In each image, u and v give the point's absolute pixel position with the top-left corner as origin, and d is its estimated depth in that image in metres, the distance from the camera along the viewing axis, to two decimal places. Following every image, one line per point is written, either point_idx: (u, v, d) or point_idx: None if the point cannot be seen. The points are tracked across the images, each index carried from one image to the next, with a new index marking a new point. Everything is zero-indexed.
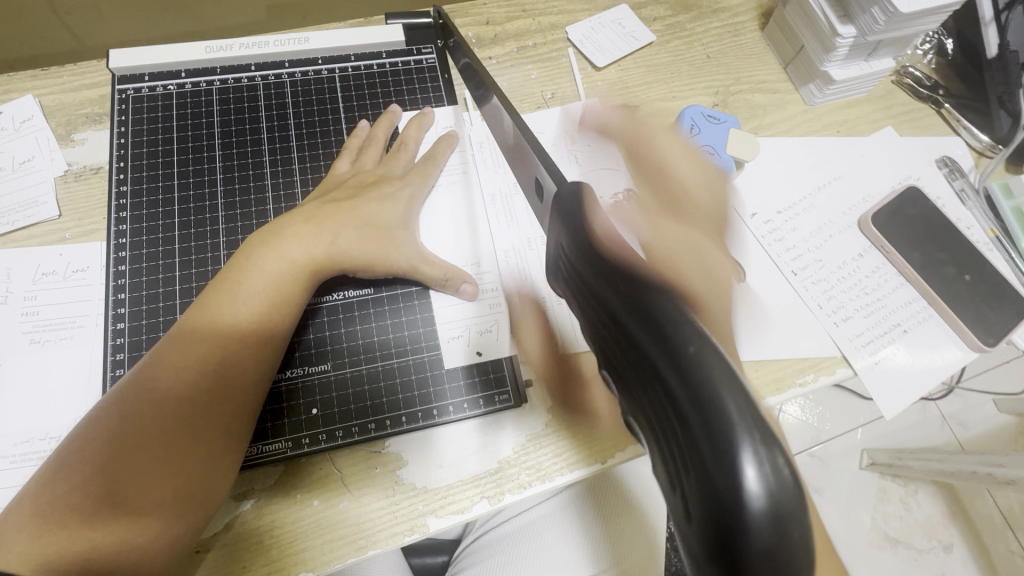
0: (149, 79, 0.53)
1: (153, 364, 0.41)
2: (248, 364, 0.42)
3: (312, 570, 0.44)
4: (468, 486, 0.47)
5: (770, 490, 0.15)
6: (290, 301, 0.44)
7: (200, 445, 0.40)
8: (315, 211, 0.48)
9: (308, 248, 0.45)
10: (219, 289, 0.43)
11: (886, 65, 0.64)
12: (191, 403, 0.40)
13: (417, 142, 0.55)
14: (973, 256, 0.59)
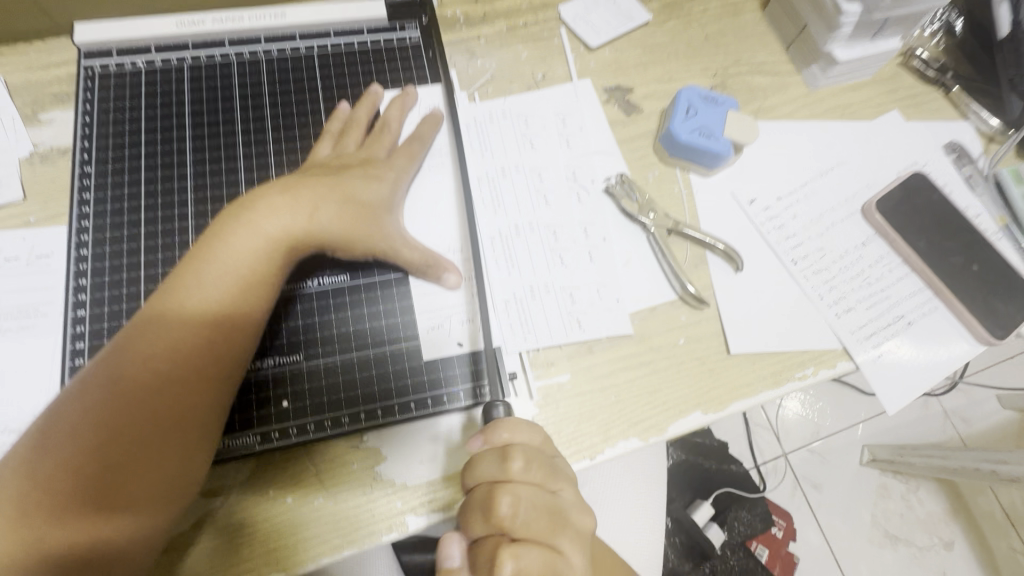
0: (117, 54, 0.51)
1: (119, 349, 0.38)
2: (221, 353, 0.40)
3: (284, 570, 0.42)
4: (449, 484, 0.45)
5: None
6: (264, 283, 0.41)
7: (172, 442, 0.38)
8: (294, 183, 0.44)
9: (283, 224, 0.42)
10: (186, 270, 0.40)
11: (893, 45, 0.61)
12: (160, 397, 0.38)
13: (399, 123, 0.52)
14: (982, 245, 0.57)
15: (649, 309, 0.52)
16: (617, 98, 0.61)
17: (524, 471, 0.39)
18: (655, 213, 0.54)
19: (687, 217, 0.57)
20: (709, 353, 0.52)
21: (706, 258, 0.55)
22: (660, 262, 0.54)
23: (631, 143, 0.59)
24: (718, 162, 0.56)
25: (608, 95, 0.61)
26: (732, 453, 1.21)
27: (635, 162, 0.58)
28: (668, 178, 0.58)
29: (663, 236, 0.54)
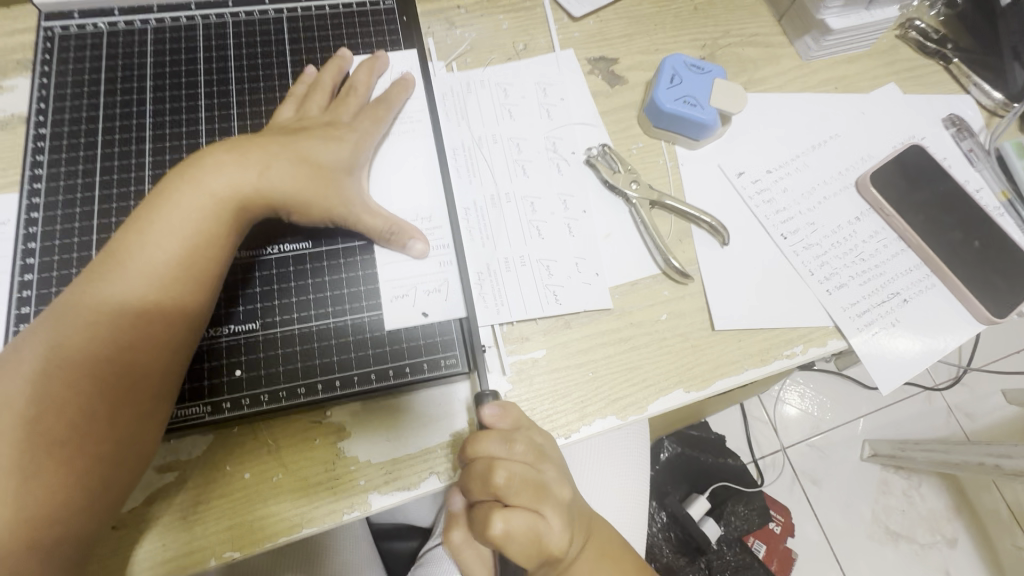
0: (78, 16, 0.49)
1: (62, 317, 0.37)
2: (174, 318, 0.38)
3: (240, 549, 0.40)
4: (416, 462, 0.43)
5: None
6: (215, 247, 0.40)
7: (121, 410, 0.36)
8: (242, 142, 0.43)
9: (229, 181, 0.40)
10: (132, 234, 0.39)
11: (889, 14, 0.58)
12: (108, 363, 0.36)
13: (367, 88, 0.50)
14: (983, 221, 0.54)
15: (631, 284, 0.50)
16: (601, 69, 0.59)
17: (517, 446, 0.38)
18: (638, 183, 0.52)
19: (672, 190, 0.54)
20: (692, 330, 0.49)
21: (691, 233, 0.52)
22: (642, 236, 0.52)
23: (615, 115, 0.57)
24: (705, 133, 0.54)
25: (591, 66, 0.59)
26: (729, 447, 1.18)
27: (617, 134, 0.56)
28: (652, 150, 0.56)
29: (645, 208, 0.52)
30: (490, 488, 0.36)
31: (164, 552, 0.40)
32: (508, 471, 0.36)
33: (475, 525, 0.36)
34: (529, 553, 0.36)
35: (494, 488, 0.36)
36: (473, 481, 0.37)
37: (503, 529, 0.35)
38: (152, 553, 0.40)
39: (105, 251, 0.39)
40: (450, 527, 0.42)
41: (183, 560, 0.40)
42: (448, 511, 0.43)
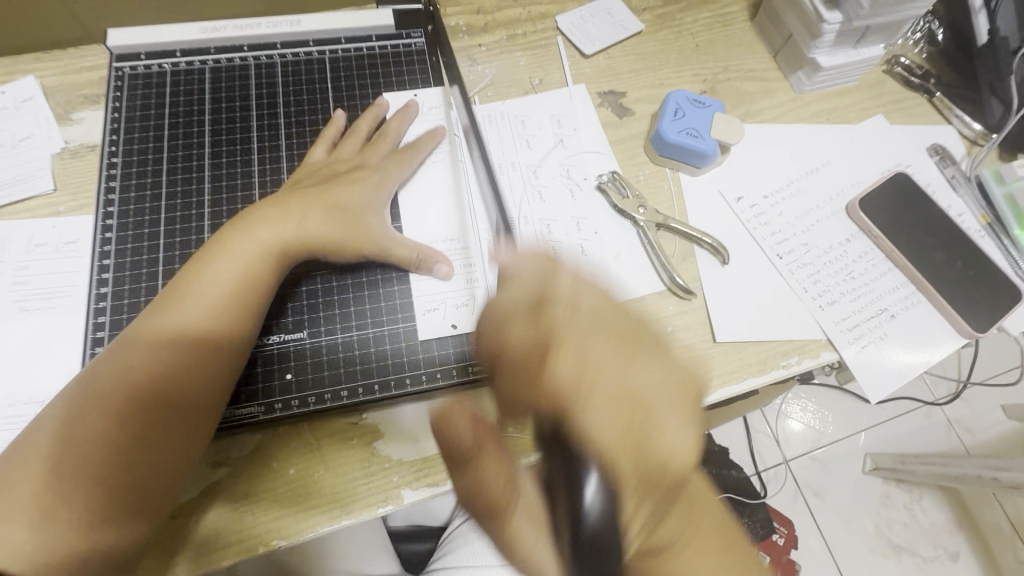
0: (146, 57, 0.56)
1: (126, 343, 0.42)
2: (224, 348, 0.44)
3: (285, 537, 0.44)
4: (444, 460, 0.47)
5: (604, 512, 0.31)
6: (258, 284, 0.46)
7: (172, 427, 0.41)
8: (285, 196, 0.49)
9: (275, 230, 0.47)
10: (190, 275, 0.45)
11: (875, 52, 0.64)
12: (167, 385, 0.41)
13: (398, 134, 0.56)
14: (965, 243, 0.59)
15: (638, 300, 0.55)
16: (611, 102, 0.64)
17: (576, 310, 0.38)
18: (645, 209, 0.57)
19: (676, 213, 0.59)
20: (695, 342, 0.54)
21: (694, 252, 0.57)
22: (650, 256, 0.56)
23: (624, 144, 0.62)
24: (706, 161, 0.59)
25: (601, 99, 0.64)
26: (732, 458, 1.22)
27: (626, 161, 0.61)
28: (657, 176, 0.61)
29: (652, 230, 0.56)
30: (543, 317, 0.38)
31: (217, 538, 0.44)
32: (564, 302, 0.38)
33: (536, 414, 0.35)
34: (615, 429, 0.34)
35: (547, 318, 0.38)
36: (526, 370, 0.37)
37: (569, 371, 0.35)
38: (203, 544, 0.43)
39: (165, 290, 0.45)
40: (483, 476, 0.36)
41: (233, 547, 0.44)
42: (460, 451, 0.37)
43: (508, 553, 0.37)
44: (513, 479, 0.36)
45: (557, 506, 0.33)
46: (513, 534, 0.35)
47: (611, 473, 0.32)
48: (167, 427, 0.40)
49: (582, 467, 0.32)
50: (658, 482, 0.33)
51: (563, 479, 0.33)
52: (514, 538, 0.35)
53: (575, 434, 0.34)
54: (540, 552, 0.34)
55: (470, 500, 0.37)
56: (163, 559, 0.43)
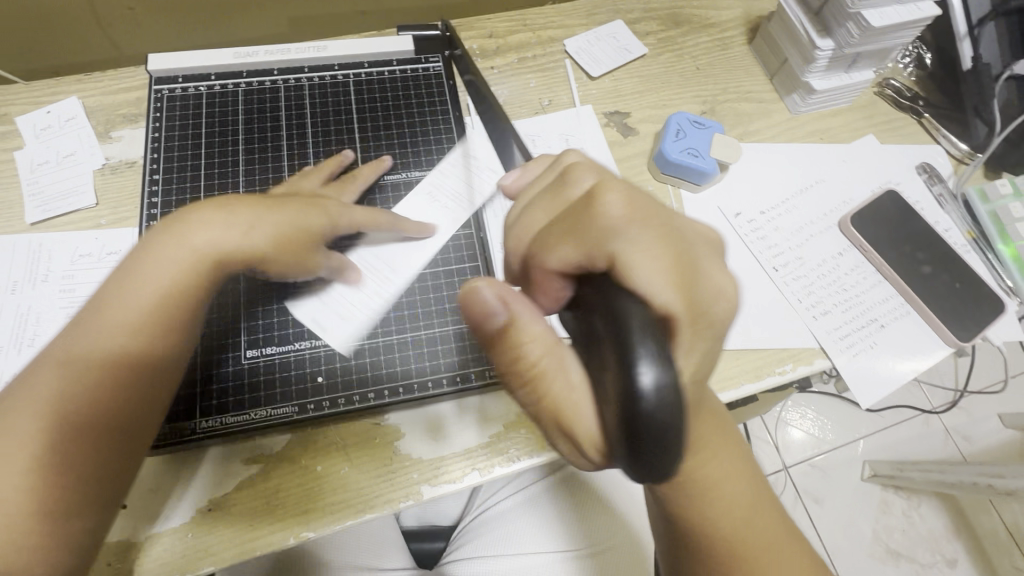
0: (182, 80, 0.60)
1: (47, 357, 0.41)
2: (151, 360, 0.43)
3: (314, 530, 0.47)
4: (461, 459, 0.51)
5: (657, 387, 0.26)
6: (190, 294, 0.44)
7: (101, 444, 0.40)
8: (227, 202, 0.47)
9: (212, 239, 0.45)
10: (118, 285, 0.43)
11: (866, 76, 0.68)
12: (85, 408, 0.40)
13: (367, 178, 0.58)
14: (951, 257, 0.62)
15: None
16: (616, 122, 0.68)
17: (604, 178, 0.37)
18: None
19: None
20: None
21: None
22: None
23: (628, 162, 0.66)
24: (705, 179, 0.63)
25: (607, 119, 0.68)
26: None
27: (631, 178, 0.65)
28: (660, 193, 0.64)
29: None
30: (569, 192, 0.37)
31: (249, 531, 0.47)
32: (590, 173, 0.38)
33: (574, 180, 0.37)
34: (662, 273, 0.32)
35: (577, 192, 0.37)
36: (568, 220, 0.35)
37: (614, 212, 0.33)
38: (236, 534, 0.47)
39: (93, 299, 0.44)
40: (523, 346, 0.33)
41: (265, 539, 0.47)
42: (523, 220, 0.39)
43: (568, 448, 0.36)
44: (554, 343, 0.34)
45: (606, 377, 0.29)
46: (556, 401, 0.34)
47: (652, 322, 0.28)
48: (95, 445, 0.40)
49: (624, 296, 0.30)
50: (704, 332, 0.33)
51: (603, 312, 0.30)
52: (555, 411, 0.34)
53: (622, 269, 0.32)
54: (585, 426, 0.32)
55: (511, 376, 0.35)
56: (200, 548, 0.46)
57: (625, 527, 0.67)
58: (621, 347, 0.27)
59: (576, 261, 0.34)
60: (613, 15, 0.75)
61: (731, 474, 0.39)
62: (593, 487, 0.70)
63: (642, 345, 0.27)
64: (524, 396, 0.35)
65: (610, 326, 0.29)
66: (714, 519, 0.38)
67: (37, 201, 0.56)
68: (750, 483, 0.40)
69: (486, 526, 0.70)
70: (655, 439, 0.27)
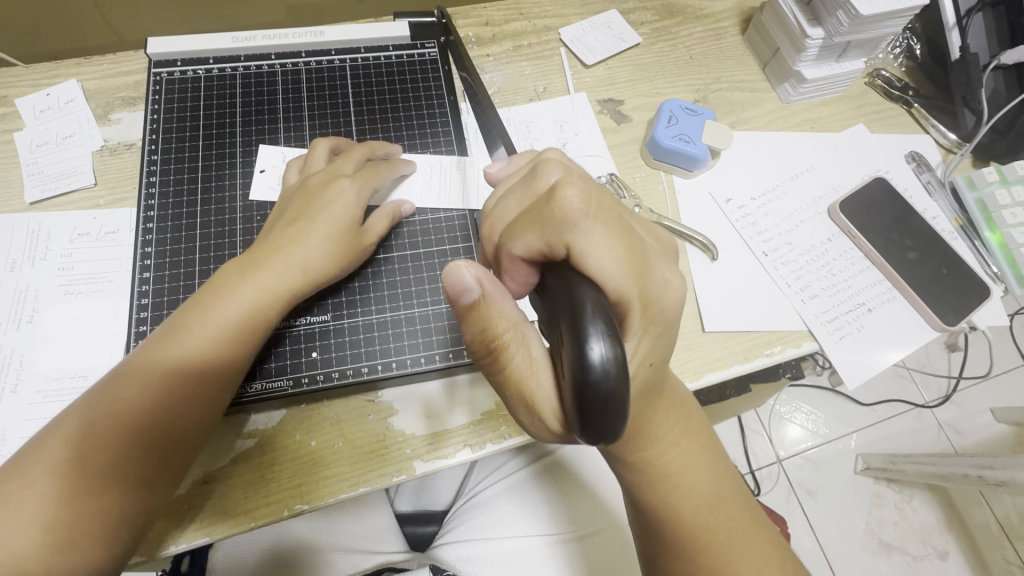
0: (181, 64, 0.61)
1: (124, 376, 0.42)
2: (217, 382, 0.45)
3: (308, 502, 0.48)
4: (453, 435, 0.52)
5: (607, 361, 0.26)
6: (261, 324, 0.47)
7: (166, 461, 0.42)
8: (285, 228, 0.49)
9: (281, 275, 0.47)
10: (193, 309, 0.45)
11: (856, 66, 0.68)
12: (147, 423, 0.41)
13: (372, 153, 0.57)
14: (938, 243, 0.63)
15: None
16: (609, 109, 0.69)
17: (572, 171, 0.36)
18: (640, 207, 0.61)
19: (669, 212, 0.64)
20: (686, 331, 0.58)
21: (686, 249, 0.62)
22: None
23: (621, 149, 0.67)
24: (697, 165, 0.64)
25: (601, 106, 0.69)
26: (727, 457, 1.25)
27: (623, 164, 0.66)
28: (652, 179, 0.65)
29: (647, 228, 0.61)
30: (538, 185, 0.35)
31: (245, 503, 0.48)
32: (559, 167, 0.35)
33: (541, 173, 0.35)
34: (620, 262, 0.31)
35: (544, 185, 0.34)
36: (532, 206, 0.33)
37: (577, 199, 0.31)
38: (232, 507, 0.47)
39: (171, 320, 0.46)
40: (489, 319, 0.33)
41: (260, 511, 0.48)
42: (490, 214, 0.37)
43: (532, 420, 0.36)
44: (519, 321, 0.35)
45: (562, 356, 0.29)
46: (516, 372, 0.34)
47: (604, 307, 0.28)
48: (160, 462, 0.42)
49: (579, 283, 0.29)
50: (653, 319, 0.33)
51: (560, 298, 0.30)
52: (516, 380, 0.34)
53: (578, 259, 0.30)
54: (545, 398, 0.34)
55: (474, 348, 0.35)
56: (196, 519, 0.47)
57: (609, 515, 0.66)
58: (574, 324, 0.27)
59: (539, 249, 0.33)
60: (608, 5, 0.76)
61: (698, 461, 0.39)
62: (581, 473, 0.70)
63: (593, 321, 0.27)
64: (488, 368, 0.36)
65: (566, 304, 0.29)
66: (678, 503, 0.38)
67: (37, 182, 0.57)
68: (715, 470, 0.39)
69: (475, 510, 0.71)
70: (604, 411, 0.27)
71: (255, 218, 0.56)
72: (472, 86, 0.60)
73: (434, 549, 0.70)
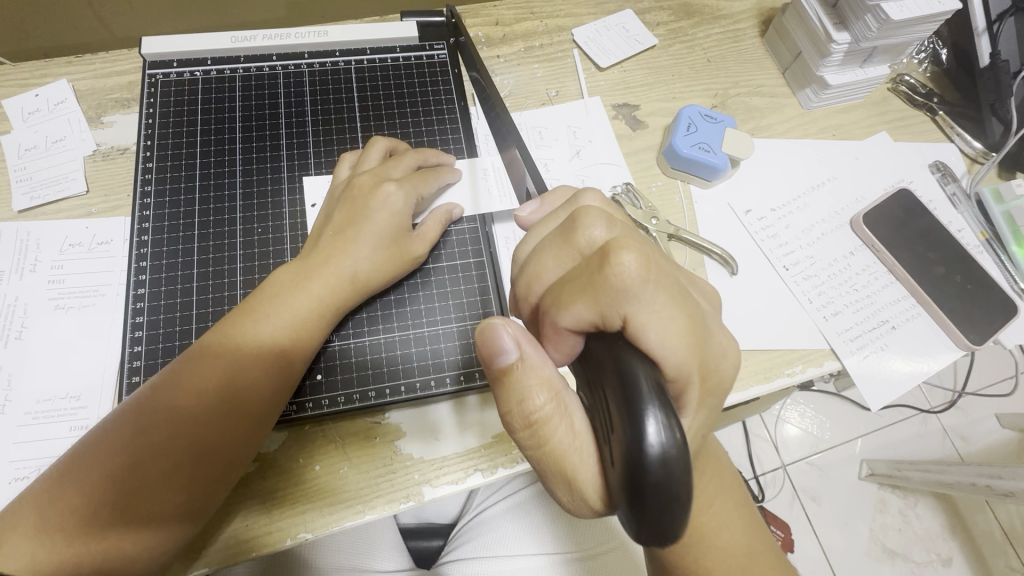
0: (177, 65, 0.58)
1: (172, 381, 0.42)
2: (259, 394, 0.44)
3: (311, 531, 0.46)
4: (462, 459, 0.49)
5: (665, 450, 0.24)
6: (310, 333, 0.47)
7: (200, 474, 0.41)
8: (336, 236, 0.49)
9: (327, 287, 0.47)
10: (243, 318, 0.45)
11: (881, 71, 0.66)
12: (188, 430, 0.41)
13: (419, 156, 0.54)
14: (963, 257, 0.61)
15: None
16: (624, 114, 0.66)
17: (614, 227, 0.34)
18: (657, 220, 0.58)
19: (687, 224, 0.61)
20: None
21: (704, 262, 0.59)
22: None
23: (636, 156, 0.64)
24: (716, 175, 0.62)
25: (615, 111, 0.66)
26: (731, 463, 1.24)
27: (639, 173, 0.63)
28: (669, 188, 0.63)
29: (665, 241, 0.58)
30: (579, 239, 0.34)
31: (246, 532, 0.45)
32: (603, 220, 0.34)
33: (587, 228, 0.34)
34: (679, 335, 0.29)
35: (587, 240, 0.34)
36: (582, 271, 0.31)
37: (634, 266, 0.29)
38: (233, 535, 0.45)
39: (220, 327, 0.46)
40: (529, 390, 0.32)
41: (261, 540, 0.45)
42: (533, 268, 0.36)
43: (569, 499, 0.33)
44: (560, 390, 0.32)
45: (612, 439, 0.27)
46: (558, 448, 0.32)
47: (660, 383, 0.26)
48: (194, 474, 0.41)
49: (636, 360, 0.27)
50: (707, 388, 0.31)
51: (610, 372, 0.28)
52: (556, 458, 0.32)
53: (634, 334, 0.29)
54: (589, 477, 0.31)
55: (510, 419, 0.33)
56: (196, 548, 0.45)
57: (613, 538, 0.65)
58: (629, 406, 0.25)
59: (590, 320, 0.30)
60: (622, 5, 0.73)
61: (730, 519, 0.36)
62: None
63: (648, 403, 0.25)
64: (525, 441, 0.33)
65: (618, 381, 0.27)
66: (710, 565, 0.35)
67: (25, 188, 0.54)
68: (745, 528, 0.37)
69: (480, 528, 0.68)
70: (662, 506, 0.24)
71: (256, 230, 0.53)
72: (484, 88, 0.55)
73: (436, 568, 0.67)
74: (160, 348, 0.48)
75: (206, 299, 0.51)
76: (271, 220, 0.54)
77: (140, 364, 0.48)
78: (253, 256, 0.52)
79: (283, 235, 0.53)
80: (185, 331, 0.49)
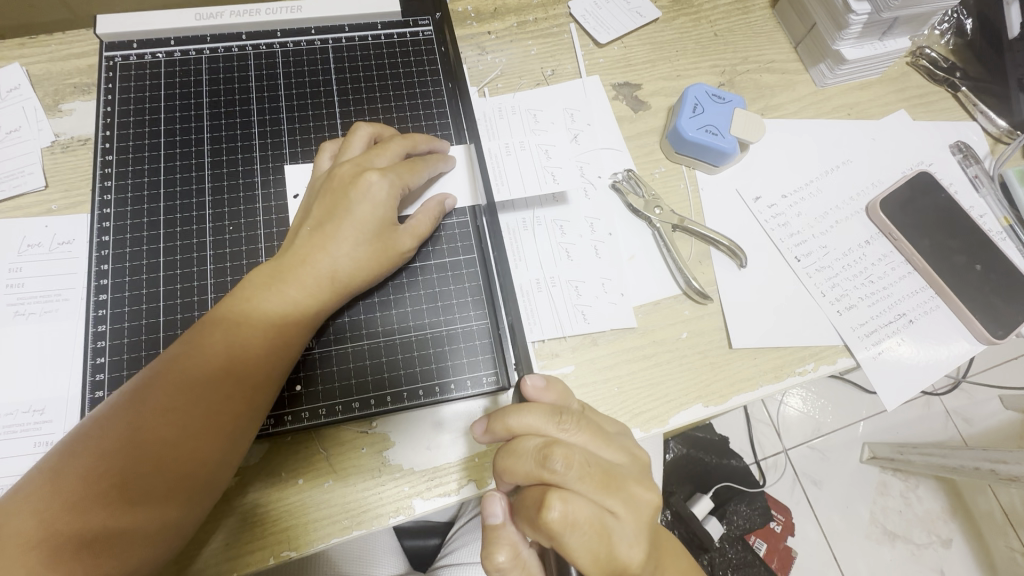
0: (137, 46, 0.54)
1: (140, 397, 0.38)
2: (237, 407, 0.40)
3: (296, 549, 0.43)
4: (455, 470, 0.46)
5: None
6: (290, 339, 0.43)
7: (175, 494, 0.37)
8: (313, 236, 0.45)
9: (308, 290, 0.44)
10: (216, 327, 0.41)
11: (902, 44, 0.60)
12: (160, 449, 0.37)
13: (403, 144, 0.49)
14: (986, 243, 0.57)
15: (653, 303, 0.54)
16: (624, 95, 0.62)
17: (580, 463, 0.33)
18: (661, 209, 0.56)
19: (692, 214, 0.58)
20: (711, 347, 0.53)
21: (711, 254, 0.56)
22: (665, 257, 0.56)
23: (638, 140, 0.60)
24: (723, 160, 0.57)
25: (615, 91, 0.62)
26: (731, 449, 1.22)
27: (640, 159, 0.59)
28: (673, 174, 0.59)
29: (668, 231, 0.55)
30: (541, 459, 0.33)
31: (225, 552, 0.43)
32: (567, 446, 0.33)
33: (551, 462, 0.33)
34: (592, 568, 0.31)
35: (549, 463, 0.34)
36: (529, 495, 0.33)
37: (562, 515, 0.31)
38: (210, 555, 0.43)
39: (189, 337, 0.41)
40: (495, 548, 0.36)
41: (241, 560, 0.43)
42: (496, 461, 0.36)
43: None
44: (521, 550, 0.36)
45: None
46: None
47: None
48: (168, 496, 0.37)
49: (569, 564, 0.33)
50: None
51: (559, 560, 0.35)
52: None
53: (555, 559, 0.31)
54: None
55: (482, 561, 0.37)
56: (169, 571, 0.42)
57: None
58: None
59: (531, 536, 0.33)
60: None
61: None
62: None
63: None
64: None
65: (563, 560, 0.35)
66: None
67: None
68: None
69: (478, 529, 0.67)
70: None
71: (227, 228, 0.49)
72: None
73: (433, 569, 0.66)
74: (127, 359, 0.45)
75: (174, 304, 0.47)
76: (244, 216, 0.50)
77: (104, 377, 0.45)
78: (223, 257, 0.49)
79: (257, 233, 0.49)
80: (151, 340, 0.46)
